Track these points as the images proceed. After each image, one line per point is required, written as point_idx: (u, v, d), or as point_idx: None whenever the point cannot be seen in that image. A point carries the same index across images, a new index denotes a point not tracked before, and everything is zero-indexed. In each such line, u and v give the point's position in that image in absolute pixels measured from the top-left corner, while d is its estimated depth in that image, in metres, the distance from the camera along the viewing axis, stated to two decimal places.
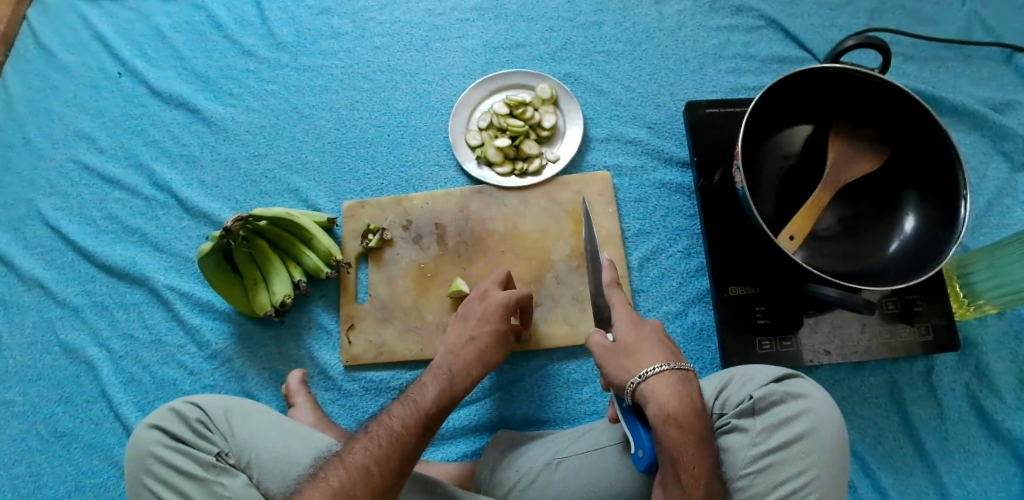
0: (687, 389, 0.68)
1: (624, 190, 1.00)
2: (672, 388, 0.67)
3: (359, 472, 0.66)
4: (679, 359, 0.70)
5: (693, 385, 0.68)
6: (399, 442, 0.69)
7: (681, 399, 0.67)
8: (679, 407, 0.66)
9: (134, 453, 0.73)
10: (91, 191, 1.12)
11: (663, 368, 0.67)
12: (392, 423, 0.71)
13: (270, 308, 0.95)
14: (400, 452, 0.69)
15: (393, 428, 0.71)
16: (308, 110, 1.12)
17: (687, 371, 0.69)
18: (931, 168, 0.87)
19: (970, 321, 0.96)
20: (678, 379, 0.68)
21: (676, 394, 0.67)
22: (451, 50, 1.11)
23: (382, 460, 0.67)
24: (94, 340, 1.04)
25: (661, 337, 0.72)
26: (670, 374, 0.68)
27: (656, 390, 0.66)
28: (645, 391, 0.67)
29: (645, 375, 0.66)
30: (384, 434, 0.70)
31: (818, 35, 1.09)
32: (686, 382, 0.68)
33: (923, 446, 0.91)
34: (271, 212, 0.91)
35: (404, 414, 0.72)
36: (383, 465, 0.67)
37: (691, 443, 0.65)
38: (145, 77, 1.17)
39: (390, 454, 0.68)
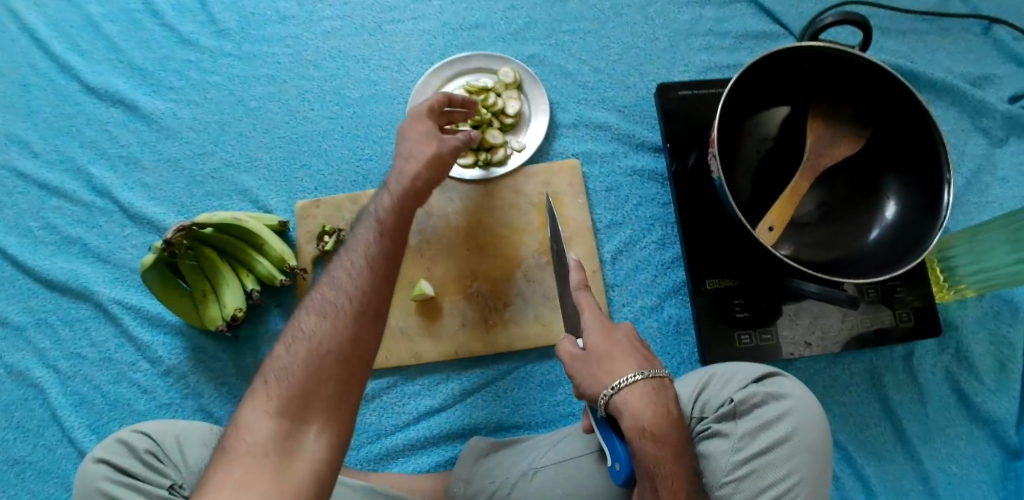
0: (663, 397, 0.64)
1: (594, 179, 0.94)
2: (648, 398, 0.63)
3: (316, 334, 0.57)
4: (653, 365, 0.67)
5: (668, 393, 0.65)
6: (351, 291, 0.59)
7: (658, 409, 0.63)
8: (656, 417, 0.62)
9: (82, 488, 0.70)
10: (28, 199, 1.06)
11: (638, 378, 0.63)
12: (337, 278, 0.61)
13: (221, 322, 0.88)
14: (357, 298, 0.59)
15: (340, 282, 0.60)
16: (255, 102, 1.03)
17: (662, 378, 0.65)
18: (912, 151, 0.83)
19: (950, 303, 0.94)
20: (653, 388, 0.64)
21: (652, 403, 0.63)
22: (406, 33, 1.03)
23: (340, 316, 0.58)
24: (41, 360, 1.00)
25: (634, 345, 0.68)
26: (643, 383, 0.64)
27: (633, 403, 0.62)
28: (620, 403, 0.63)
29: (618, 386, 0.62)
30: (333, 290, 0.60)
31: (793, 8, 1.03)
32: (661, 391, 0.64)
33: (904, 432, 0.90)
34: (218, 217, 0.84)
35: (353, 261, 0.62)
36: (344, 326, 0.58)
37: (669, 454, 0.62)
38: (77, 72, 1.09)
39: (343, 308, 0.59)
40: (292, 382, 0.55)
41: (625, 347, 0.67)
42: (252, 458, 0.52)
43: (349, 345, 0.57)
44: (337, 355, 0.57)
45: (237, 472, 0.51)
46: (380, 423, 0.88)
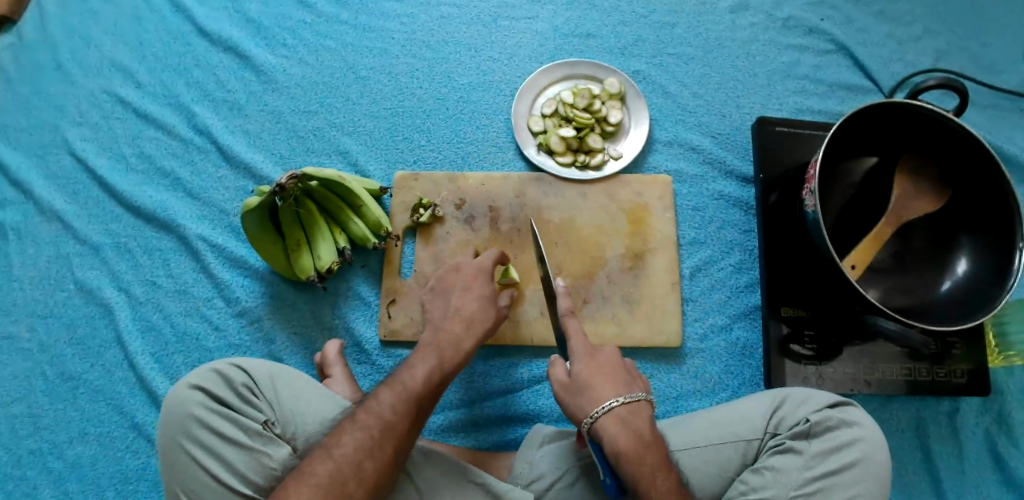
0: (640, 421, 0.70)
1: (682, 197, 0.99)
2: (622, 423, 0.69)
3: (325, 497, 0.65)
4: (632, 388, 0.73)
5: (644, 416, 0.70)
6: (360, 470, 0.67)
7: (632, 433, 0.68)
8: (631, 440, 0.68)
9: (171, 414, 0.71)
10: (123, 125, 1.09)
11: (614, 405, 0.69)
12: (348, 453, 0.68)
13: (313, 274, 0.91)
14: (364, 478, 0.67)
15: (354, 456, 0.68)
16: (365, 72, 1.08)
17: (640, 402, 0.71)
18: (990, 215, 0.87)
19: (999, 369, 0.97)
20: (628, 413, 0.70)
21: (627, 428, 0.69)
22: (520, 30, 1.08)
23: (346, 492, 0.66)
24: (113, 282, 1.02)
25: (616, 368, 0.74)
26: (619, 408, 0.70)
27: (608, 427, 0.68)
28: (600, 428, 0.69)
29: (597, 414, 0.69)
30: (346, 462, 0.67)
31: (886, 67, 1.08)
32: (637, 415, 0.70)
33: (940, 483, 0.93)
34: (323, 173, 0.86)
35: (369, 435, 0.69)
36: (383, 450, 0.69)
37: (651, 475, 0.67)
38: (193, 14, 1.13)
39: (352, 480, 0.66)
40: (346, 474, 0.67)
41: (606, 373, 0.73)
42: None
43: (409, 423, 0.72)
44: (399, 429, 0.71)
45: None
46: (446, 396, 0.92)
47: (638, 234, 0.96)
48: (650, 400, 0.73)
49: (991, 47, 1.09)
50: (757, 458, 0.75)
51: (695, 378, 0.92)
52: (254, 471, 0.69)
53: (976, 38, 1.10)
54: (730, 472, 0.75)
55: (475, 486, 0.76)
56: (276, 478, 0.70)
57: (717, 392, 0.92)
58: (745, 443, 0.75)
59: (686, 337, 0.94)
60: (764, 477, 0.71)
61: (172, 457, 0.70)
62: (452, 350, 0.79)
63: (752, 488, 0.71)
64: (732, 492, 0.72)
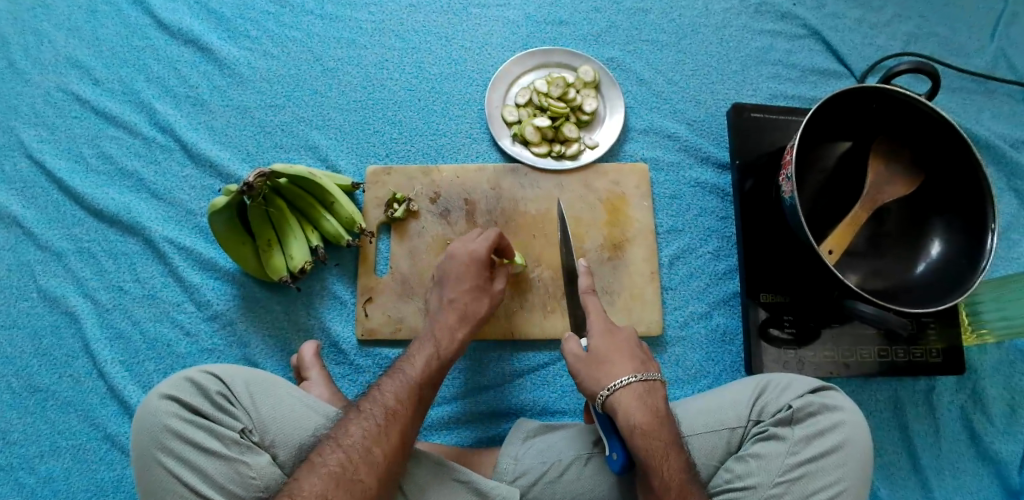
0: (655, 398, 0.71)
1: (659, 185, 0.99)
2: (638, 398, 0.70)
3: (339, 486, 0.64)
4: (649, 368, 0.74)
5: (659, 394, 0.72)
6: (370, 455, 0.67)
7: (647, 409, 0.69)
8: (645, 416, 0.69)
9: (143, 426, 0.68)
10: (82, 125, 1.05)
11: (631, 380, 0.70)
12: (357, 441, 0.68)
13: (286, 273, 0.89)
14: (375, 465, 0.67)
15: (362, 444, 0.68)
16: (333, 63, 1.05)
17: (655, 381, 0.72)
18: (961, 198, 0.88)
19: (971, 347, 0.99)
20: (645, 390, 0.71)
21: (643, 404, 0.70)
22: (491, 18, 1.06)
23: (358, 480, 0.65)
24: (78, 288, 0.98)
25: (633, 348, 0.75)
26: (637, 384, 0.71)
27: (626, 402, 0.69)
28: (615, 401, 0.70)
29: (612, 388, 0.70)
30: (357, 450, 0.67)
31: (857, 51, 1.08)
32: (653, 392, 0.71)
33: (918, 460, 0.94)
34: (293, 169, 0.83)
35: (376, 424, 0.70)
36: (391, 437, 0.69)
37: (664, 451, 0.67)
38: (151, 7, 1.09)
39: (365, 466, 0.66)
40: (355, 462, 0.66)
41: (623, 352, 0.74)
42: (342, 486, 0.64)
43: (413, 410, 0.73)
44: (404, 417, 0.72)
45: (315, 486, 0.64)
46: None
47: (617, 223, 0.95)
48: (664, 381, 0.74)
49: (958, 29, 1.10)
50: (741, 446, 0.75)
51: (677, 367, 0.92)
52: (232, 481, 0.67)
53: (943, 22, 1.10)
54: (715, 461, 0.75)
55: (460, 485, 0.75)
56: (255, 488, 0.68)
57: (699, 380, 0.92)
58: (729, 431, 0.75)
59: (667, 325, 0.94)
60: (748, 464, 0.71)
61: (146, 470, 0.67)
62: (448, 341, 0.81)
63: (737, 476, 0.71)
64: (718, 480, 0.72)
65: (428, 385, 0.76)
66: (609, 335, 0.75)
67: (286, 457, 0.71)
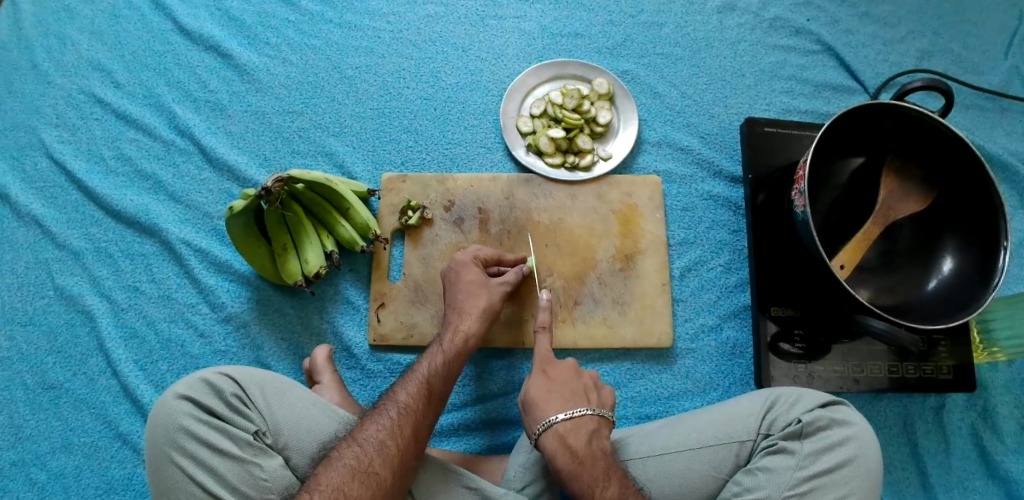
0: (578, 436, 0.72)
1: (672, 197, 0.99)
2: (561, 438, 0.72)
3: (355, 478, 0.66)
4: (578, 404, 0.75)
5: (585, 430, 0.72)
6: (385, 448, 0.69)
7: (569, 450, 0.71)
8: (567, 456, 0.71)
9: (159, 425, 0.69)
10: (102, 126, 1.07)
11: (553, 420, 0.73)
12: (371, 435, 0.70)
13: (300, 278, 0.90)
14: (389, 458, 0.69)
15: (376, 438, 0.70)
16: (350, 71, 1.06)
17: (582, 417, 0.73)
18: (973, 216, 0.88)
19: (982, 365, 0.99)
20: (569, 429, 0.72)
21: (566, 444, 0.71)
22: (507, 29, 1.07)
23: (374, 472, 0.67)
24: (95, 288, 0.99)
25: (568, 385, 0.77)
26: (560, 424, 0.73)
27: (549, 444, 0.72)
28: (544, 444, 0.73)
29: (538, 430, 0.73)
30: (372, 444, 0.69)
31: (871, 67, 1.09)
32: (577, 429, 0.72)
33: (928, 477, 0.94)
34: (309, 175, 0.84)
35: (389, 419, 0.72)
36: (403, 431, 0.71)
37: (589, 487, 0.69)
38: (173, 12, 1.11)
39: (380, 459, 0.68)
40: (368, 456, 0.68)
41: (557, 391, 0.76)
42: (358, 477, 0.67)
43: (425, 406, 0.74)
44: (413, 412, 0.73)
45: (332, 477, 0.66)
46: None
47: (628, 234, 0.96)
48: (596, 415, 0.74)
49: (972, 47, 1.11)
50: (750, 459, 0.75)
51: (686, 378, 0.92)
52: (244, 482, 0.68)
53: (957, 39, 1.11)
54: (723, 475, 0.75)
55: (468, 491, 0.75)
56: (266, 490, 0.68)
57: (708, 392, 0.92)
58: (738, 444, 0.75)
59: (677, 337, 0.94)
60: (757, 477, 0.72)
61: (160, 470, 0.68)
62: (453, 335, 0.82)
63: (746, 489, 0.71)
64: (727, 493, 0.73)
65: (440, 380, 0.77)
66: (544, 377, 0.78)
67: (298, 461, 0.72)
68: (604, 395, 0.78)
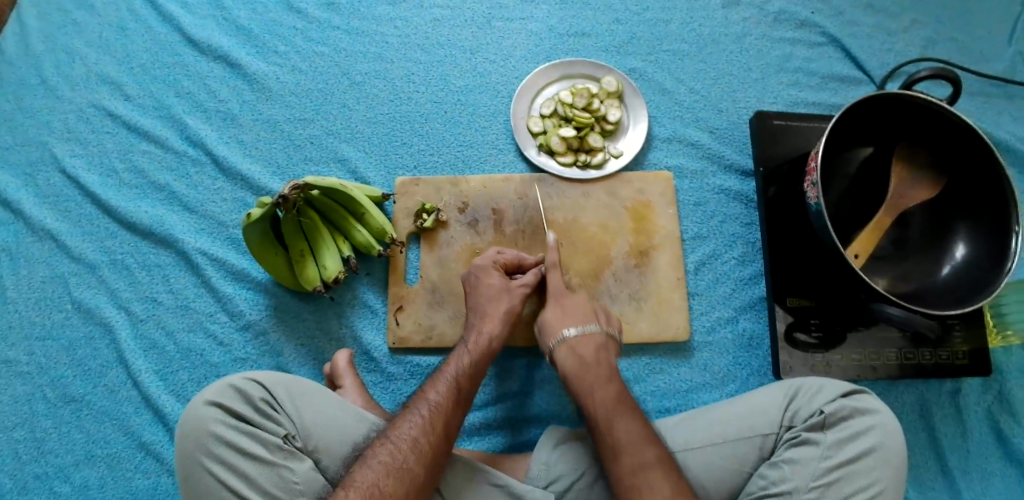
0: (587, 347, 0.81)
1: (683, 192, 1.00)
2: (571, 349, 0.81)
3: (390, 475, 0.67)
4: (590, 322, 0.83)
5: (593, 343, 0.81)
6: (418, 444, 0.70)
7: (578, 356, 0.80)
8: (575, 363, 0.79)
9: (189, 431, 0.70)
10: (114, 139, 1.07)
11: (568, 334, 0.81)
12: (404, 432, 0.71)
13: (319, 283, 0.90)
14: (422, 455, 0.70)
15: (410, 435, 0.71)
16: (360, 77, 1.07)
17: (592, 332, 0.82)
18: (984, 202, 0.89)
19: (996, 349, 0.99)
20: (579, 340, 0.81)
21: (576, 352, 0.80)
22: (514, 31, 1.08)
23: (408, 468, 0.68)
24: (113, 300, 1.00)
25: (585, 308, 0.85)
26: (572, 337, 0.81)
27: (560, 354, 0.81)
28: (559, 357, 0.81)
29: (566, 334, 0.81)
30: (405, 442, 0.70)
31: (876, 58, 1.09)
32: (586, 342, 0.81)
33: (946, 462, 0.95)
34: (326, 181, 0.85)
35: (421, 417, 0.73)
36: (435, 428, 0.72)
37: (592, 388, 0.77)
38: (181, 24, 1.12)
39: (414, 456, 0.69)
40: (403, 451, 0.70)
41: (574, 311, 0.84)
42: (393, 474, 0.68)
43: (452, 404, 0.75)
44: (443, 408, 0.74)
45: (368, 475, 0.67)
46: None
47: (642, 230, 0.96)
48: (605, 332, 0.83)
49: (976, 35, 1.11)
50: (774, 452, 0.77)
51: (704, 371, 0.93)
52: (275, 485, 0.69)
53: (960, 28, 1.12)
54: (748, 468, 0.77)
55: (496, 489, 0.78)
56: (298, 492, 0.69)
57: (726, 384, 0.93)
58: (762, 437, 0.77)
59: (693, 330, 0.95)
60: (782, 470, 0.73)
61: (192, 476, 0.69)
62: (475, 337, 0.82)
63: (772, 482, 0.73)
64: (753, 487, 0.74)
65: (467, 377, 0.78)
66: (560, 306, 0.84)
67: (327, 462, 0.73)
68: (612, 318, 0.87)
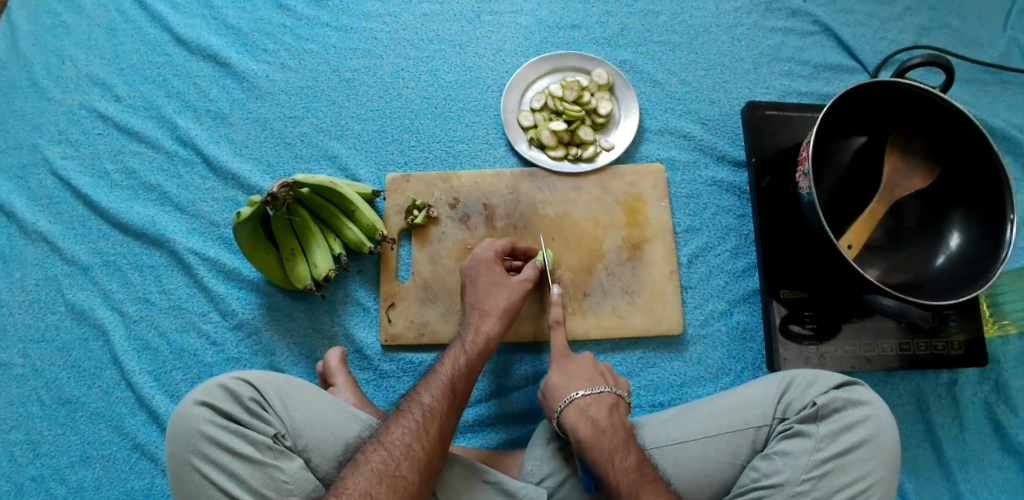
0: (598, 409, 0.77)
1: (676, 184, 0.99)
2: (581, 412, 0.76)
3: (382, 482, 0.67)
4: (597, 383, 0.80)
5: (604, 404, 0.77)
6: (411, 451, 0.70)
7: (590, 421, 0.75)
8: (588, 428, 0.75)
9: (180, 431, 0.71)
10: (104, 140, 1.07)
11: (575, 396, 0.77)
12: (398, 438, 0.71)
13: (310, 281, 0.90)
14: (416, 461, 0.70)
15: (403, 440, 0.71)
16: (349, 73, 1.06)
17: (602, 393, 0.78)
18: (978, 191, 0.88)
19: (993, 339, 0.99)
20: (588, 402, 0.77)
21: (587, 416, 0.76)
22: (504, 24, 1.07)
23: (401, 475, 0.68)
24: (106, 301, 1.00)
25: (590, 369, 0.82)
26: (580, 399, 0.77)
27: (570, 418, 0.76)
28: (566, 419, 0.77)
29: (573, 397, 0.77)
30: (399, 448, 0.70)
31: (869, 46, 1.08)
32: (596, 404, 0.77)
33: (943, 453, 0.94)
34: (315, 180, 0.85)
35: (415, 422, 0.73)
36: (429, 433, 0.72)
37: (609, 456, 0.72)
38: (169, 23, 1.11)
39: (407, 463, 0.69)
40: (396, 458, 0.69)
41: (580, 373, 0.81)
42: (387, 481, 0.68)
43: (447, 408, 0.75)
44: (437, 413, 0.74)
45: (360, 481, 0.67)
46: None
47: (634, 224, 0.96)
48: (613, 391, 0.79)
49: (971, 22, 1.10)
50: (767, 444, 0.76)
51: (699, 365, 0.93)
52: (265, 484, 0.69)
53: (955, 14, 1.11)
54: (740, 460, 0.76)
55: (489, 486, 0.77)
56: (288, 492, 0.69)
57: (721, 377, 0.92)
58: (755, 430, 0.76)
59: (687, 324, 0.94)
60: (774, 462, 0.73)
61: (184, 476, 0.70)
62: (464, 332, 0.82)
63: (764, 474, 0.73)
64: (746, 479, 0.74)
65: (462, 380, 0.78)
66: (561, 366, 0.82)
67: (318, 461, 0.73)
68: (617, 379, 0.83)
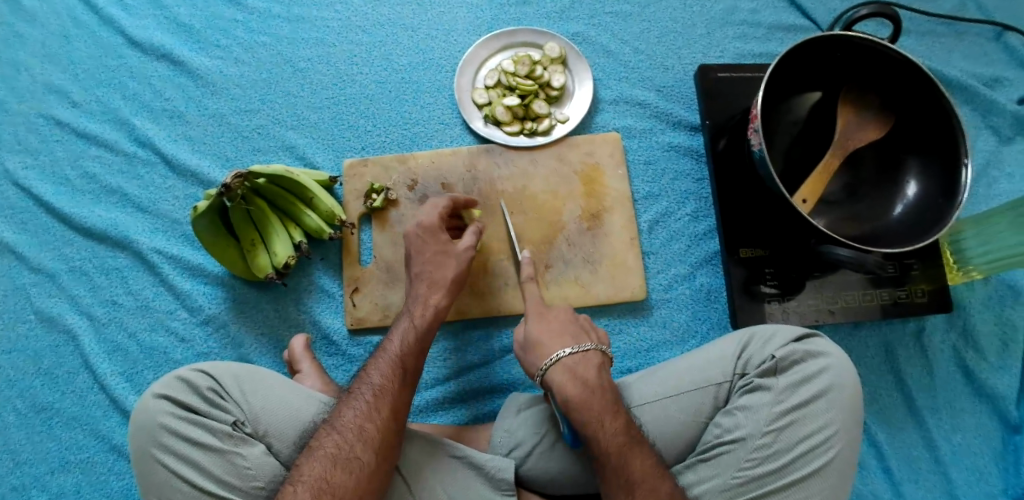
0: (587, 367, 0.74)
1: (633, 152, 1.00)
2: (569, 371, 0.74)
3: (337, 465, 0.67)
4: (583, 341, 0.78)
5: (592, 363, 0.75)
6: (364, 431, 0.70)
7: (580, 380, 0.73)
8: (577, 387, 0.72)
9: (140, 425, 0.71)
10: (64, 147, 1.07)
11: (562, 354, 0.75)
12: (350, 420, 0.71)
13: (271, 270, 0.90)
14: (369, 442, 0.69)
15: (355, 422, 0.71)
16: (303, 63, 1.06)
17: (589, 352, 0.76)
18: (932, 139, 0.88)
19: (958, 286, 0.99)
20: (576, 361, 0.75)
21: (576, 376, 0.73)
22: (454, 5, 1.07)
23: (355, 457, 0.68)
24: (74, 307, 1.00)
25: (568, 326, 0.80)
26: (568, 357, 0.75)
27: (557, 375, 0.74)
28: (552, 378, 0.74)
29: (559, 355, 0.75)
30: (351, 430, 0.70)
31: (822, 4, 1.07)
32: (585, 363, 0.75)
33: (914, 402, 0.95)
34: (270, 169, 0.85)
35: (365, 404, 0.72)
36: (380, 413, 0.72)
37: (599, 417, 0.70)
38: (122, 25, 1.10)
39: (360, 444, 0.69)
40: (348, 441, 0.69)
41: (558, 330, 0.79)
42: (342, 467, 0.67)
43: (396, 387, 0.75)
44: (387, 392, 0.74)
45: (315, 466, 0.67)
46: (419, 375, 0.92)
47: (593, 194, 0.96)
48: (602, 349, 0.77)
49: None
50: (728, 400, 0.77)
51: (664, 328, 0.93)
52: (226, 471, 0.69)
53: None
54: (703, 417, 0.76)
55: (455, 460, 0.77)
56: (251, 477, 0.69)
57: (687, 340, 0.93)
58: (715, 386, 0.77)
59: (651, 289, 0.95)
60: (735, 417, 0.73)
61: (147, 470, 0.70)
62: (422, 307, 0.83)
63: (726, 430, 0.73)
64: (709, 436, 0.74)
65: (409, 357, 0.78)
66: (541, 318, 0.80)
67: (280, 446, 0.72)
68: (599, 335, 0.82)
